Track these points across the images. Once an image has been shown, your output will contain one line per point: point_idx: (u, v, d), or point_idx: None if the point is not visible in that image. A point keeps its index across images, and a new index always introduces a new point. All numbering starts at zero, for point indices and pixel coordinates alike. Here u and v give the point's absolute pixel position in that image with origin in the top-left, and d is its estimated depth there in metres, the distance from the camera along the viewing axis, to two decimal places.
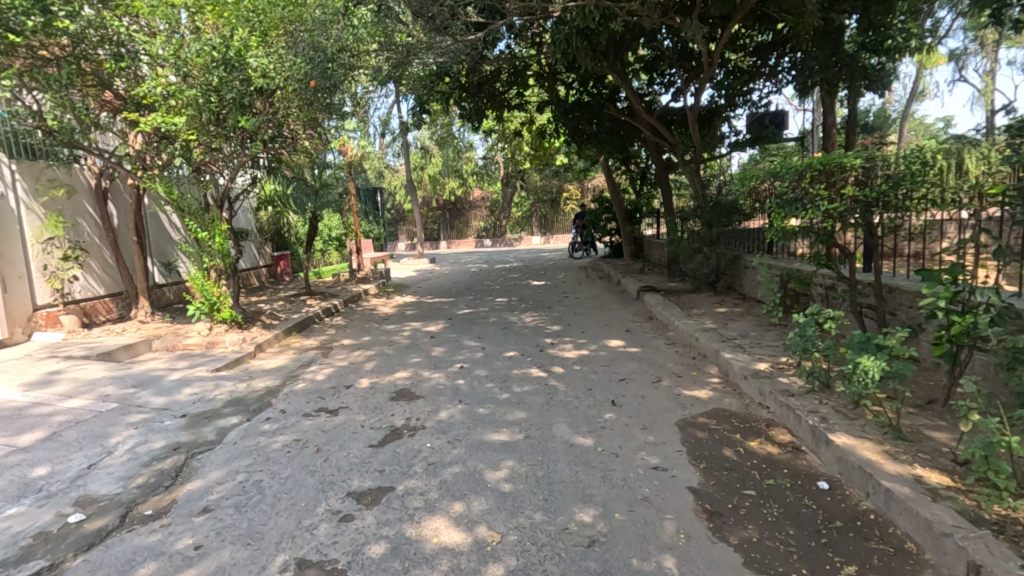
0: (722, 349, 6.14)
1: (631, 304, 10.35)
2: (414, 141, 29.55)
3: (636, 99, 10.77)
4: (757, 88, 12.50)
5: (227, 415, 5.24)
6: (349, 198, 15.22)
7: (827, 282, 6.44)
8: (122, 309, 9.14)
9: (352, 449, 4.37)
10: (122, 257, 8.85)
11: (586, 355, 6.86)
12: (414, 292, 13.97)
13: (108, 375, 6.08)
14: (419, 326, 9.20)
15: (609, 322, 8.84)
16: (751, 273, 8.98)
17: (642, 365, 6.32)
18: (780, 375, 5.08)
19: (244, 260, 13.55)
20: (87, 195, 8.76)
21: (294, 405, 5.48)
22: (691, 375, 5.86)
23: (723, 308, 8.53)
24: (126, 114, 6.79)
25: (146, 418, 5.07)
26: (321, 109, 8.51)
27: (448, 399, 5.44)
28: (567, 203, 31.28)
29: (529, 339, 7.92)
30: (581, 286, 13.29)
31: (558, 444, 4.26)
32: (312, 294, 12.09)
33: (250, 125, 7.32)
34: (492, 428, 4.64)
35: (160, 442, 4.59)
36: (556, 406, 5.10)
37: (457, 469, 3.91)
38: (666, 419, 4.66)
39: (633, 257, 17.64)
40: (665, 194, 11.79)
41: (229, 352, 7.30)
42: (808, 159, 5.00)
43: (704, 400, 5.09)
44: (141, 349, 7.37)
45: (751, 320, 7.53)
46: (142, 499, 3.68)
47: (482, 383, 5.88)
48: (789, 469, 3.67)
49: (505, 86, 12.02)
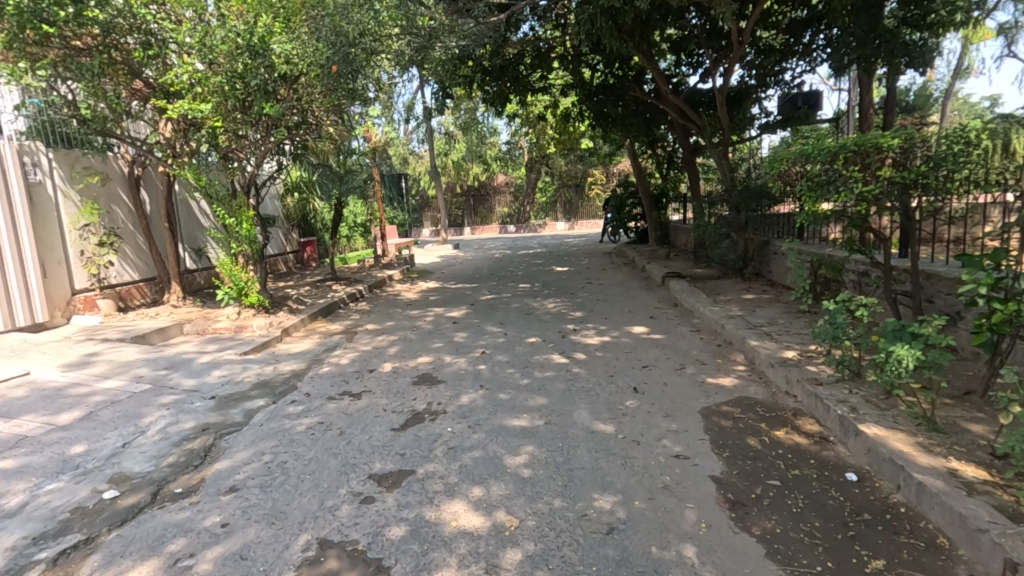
0: (748, 336, 6.01)
1: (656, 290, 10.20)
2: (438, 127, 29.55)
3: (663, 80, 10.49)
4: (790, 67, 12.06)
5: (254, 397, 5.36)
6: (373, 184, 15.33)
7: (859, 268, 6.22)
8: (155, 294, 9.42)
9: (374, 432, 4.43)
10: (154, 243, 9.10)
11: (609, 341, 6.80)
12: (437, 278, 14.03)
13: (142, 358, 6.28)
14: (441, 312, 9.25)
15: (632, 308, 8.74)
16: (780, 259, 8.74)
17: (666, 352, 6.24)
18: (809, 363, 4.95)
19: (271, 247, 13.78)
20: (121, 182, 9.00)
21: (318, 388, 5.58)
22: (715, 362, 5.76)
23: (751, 294, 8.34)
24: (154, 102, 6.89)
25: (176, 399, 5.22)
26: (344, 95, 8.54)
27: (469, 384, 5.47)
28: (592, 187, 30.95)
29: (551, 325, 7.90)
30: (605, 272, 13.16)
31: (578, 430, 4.24)
32: (337, 280, 12.25)
33: (274, 111, 7.37)
34: (513, 413, 4.64)
35: (190, 423, 4.73)
36: (576, 393, 5.07)
37: (476, 454, 3.92)
38: (689, 407, 4.59)
39: (660, 242, 17.31)
40: (693, 177, 11.52)
41: (257, 336, 7.46)
42: (843, 140, 4.79)
43: (729, 388, 4.99)
44: (173, 332, 7.59)
45: (779, 307, 7.33)
46: (172, 477, 3.81)
47: (503, 369, 5.89)
48: (816, 460, 3.58)
49: (529, 69, 11.87)
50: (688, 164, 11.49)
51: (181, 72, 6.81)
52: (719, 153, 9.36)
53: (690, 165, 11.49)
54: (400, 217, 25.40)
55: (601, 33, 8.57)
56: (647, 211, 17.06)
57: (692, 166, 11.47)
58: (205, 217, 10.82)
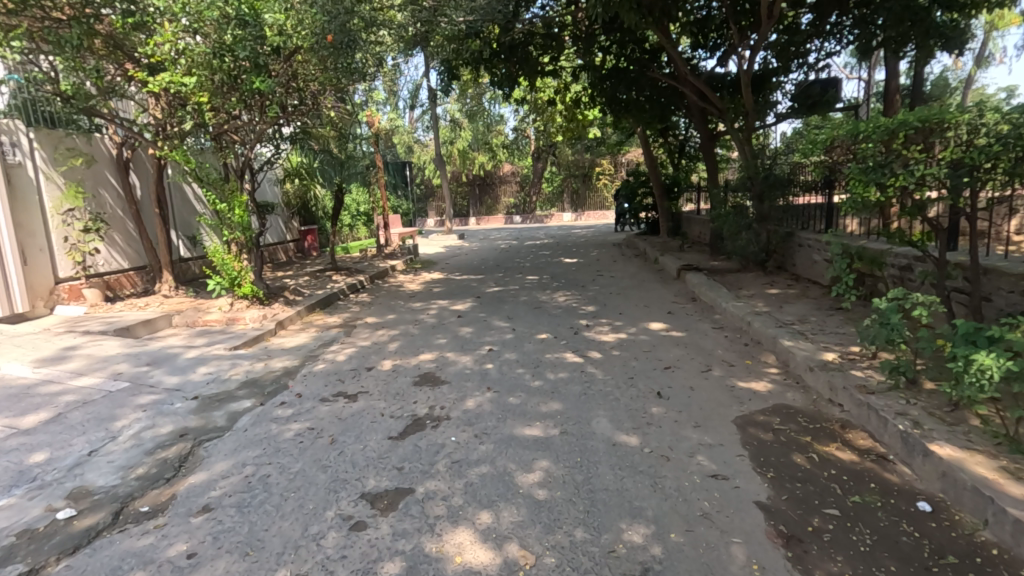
0: (780, 336, 5.50)
1: (671, 283, 9.68)
2: (443, 114, 29.00)
3: (681, 62, 9.91)
4: (814, 48, 11.41)
5: (240, 398, 4.91)
6: (376, 171, 14.85)
7: (902, 262, 5.69)
8: (146, 283, 9.01)
9: (370, 441, 3.96)
10: (144, 229, 8.67)
11: (626, 339, 6.31)
12: (442, 269, 13.56)
13: (123, 352, 5.84)
14: (445, 305, 8.78)
15: (648, 302, 8.24)
16: (807, 252, 8.22)
17: (689, 351, 5.75)
18: (854, 367, 4.44)
19: (269, 235, 13.34)
20: (108, 165, 8.55)
21: (311, 388, 5.12)
22: (745, 364, 5.26)
23: (775, 289, 7.82)
24: (134, 77, 6.38)
25: (156, 399, 4.77)
26: (339, 72, 8.02)
27: (475, 385, 4.99)
28: (600, 177, 30.41)
29: (563, 319, 7.41)
30: (616, 263, 12.65)
31: (598, 443, 3.76)
32: (338, 269, 11.80)
33: (266, 88, 6.86)
34: (524, 420, 4.16)
35: (166, 427, 4.27)
36: (593, 397, 4.60)
37: (484, 469, 3.45)
38: (722, 416, 4.10)
39: (671, 234, 16.77)
40: (710, 164, 10.94)
41: (250, 329, 7.01)
42: (899, 117, 4.21)
43: (764, 394, 4.50)
44: (161, 325, 7.16)
45: (809, 302, 6.82)
46: (139, 493, 3.35)
47: (512, 368, 5.41)
48: (877, 484, 3.09)
49: (539, 50, 11.32)
50: (706, 151, 10.89)
51: (163, 41, 6.30)
52: (743, 136, 8.74)
53: (707, 152, 10.89)
54: (404, 206, 24.88)
55: (618, 7, 8.01)
56: (659, 201, 16.54)
57: (710, 153, 10.87)
58: (198, 202, 10.29)
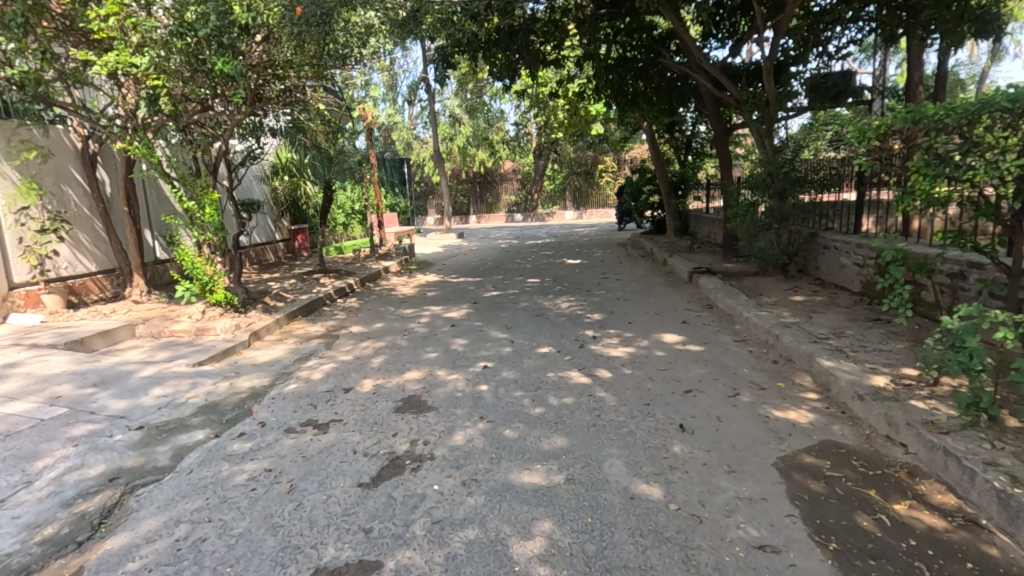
0: (816, 354, 4.81)
1: (683, 288, 8.97)
2: (443, 109, 28.27)
3: (694, 47, 9.14)
4: (835, 37, 10.62)
5: (193, 428, 4.23)
6: (370, 167, 14.49)
7: (956, 269, 4.97)
8: (117, 288, 8.35)
9: (335, 489, 3.27)
10: (112, 229, 8.00)
11: (638, 354, 5.62)
12: (438, 271, 12.85)
13: (70, 370, 5.16)
14: (439, 311, 8.09)
15: (660, 310, 7.54)
16: (834, 254, 7.50)
17: (711, 370, 5.05)
18: (913, 397, 3.76)
19: (256, 234, 12.67)
20: (72, 159, 7.89)
21: (277, 415, 4.44)
22: (777, 388, 4.57)
23: (800, 296, 7.12)
24: (79, 57, 5.63)
25: (93, 431, 4.09)
26: (316, 53, 7.27)
27: (466, 413, 4.30)
28: (603, 174, 29.69)
29: (567, 329, 6.71)
30: (622, 265, 11.94)
31: (613, 495, 3.08)
32: (326, 271, 11.10)
33: (233, 73, 6.12)
34: (523, 462, 3.49)
35: (96, 469, 3.59)
36: (605, 430, 3.90)
37: (471, 534, 2.77)
38: (760, 459, 3.41)
39: (679, 233, 16.04)
40: (723, 158, 10.21)
41: (220, 341, 6.32)
42: (983, 97, 3.48)
43: (806, 428, 3.81)
44: (122, 335, 6.48)
45: (842, 313, 6.12)
46: (38, 565, 2.68)
47: (509, 391, 4.72)
48: (975, 563, 2.41)
49: (541, 37, 10.63)
50: (718, 143, 10.17)
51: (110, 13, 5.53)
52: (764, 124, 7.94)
53: (721, 144, 10.16)
54: (402, 204, 24.15)
55: None
56: (667, 199, 15.89)
57: (723, 146, 10.16)
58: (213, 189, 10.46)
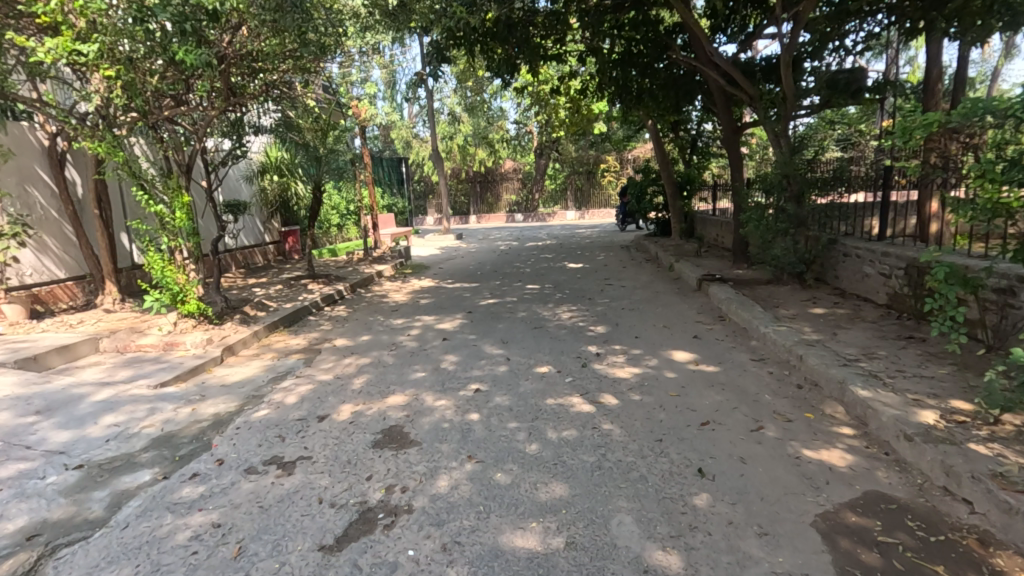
0: (848, 380, 4.28)
1: (691, 297, 8.44)
2: (442, 107, 27.77)
3: (705, 40, 8.54)
4: (853, 29, 9.97)
5: (141, 466, 3.71)
6: (363, 167, 14.03)
7: (1007, 284, 4.42)
8: (89, 295, 7.86)
9: (291, 555, 2.74)
10: (82, 233, 7.50)
11: (646, 376, 5.09)
12: (433, 275, 12.32)
13: (14, 393, 4.65)
14: (430, 322, 7.55)
15: (668, 322, 7.00)
16: (856, 263, 6.97)
17: (729, 397, 4.52)
18: (972, 440, 3.23)
19: (243, 237, 12.19)
20: (39, 159, 7.41)
21: (238, 450, 3.91)
22: (805, 420, 4.04)
23: (821, 308, 6.58)
24: (20, 44, 5.02)
25: (23, 471, 3.57)
26: (292, 41, 6.70)
27: (453, 450, 3.78)
28: (605, 174, 29.15)
29: (569, 345, 6.18)
30: (625, 270, 11.41)
31: (622, 568, 2.55)
32: (314, 276, 10.56)
33: (197, 63, 5.58)
34: (515, 518, 2.96)
35: (16, 522, 3.07)
36: (611, 475, 3.37)
37: None
38: (797, 517, 2.89)
39: (684, 235, 15.52)
40: (734, 159, 9.63)
41: (189, 357, 5.81)
42: None
43: (845, 474, 3.28)
44: (85, 350, 5.97)
45: (869, 329, 5.59)
46: None
47: (503, 422, 4.20)
48: None
49: (541, 30, 10.12)
50: (729, 143, 9.59)
51: None
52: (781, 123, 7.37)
53: (732, 144, 9.58)
54: (400, 204, 23.63)
55: None
56: (671, 200, 15.35)
57: (735, 146, 9.57)
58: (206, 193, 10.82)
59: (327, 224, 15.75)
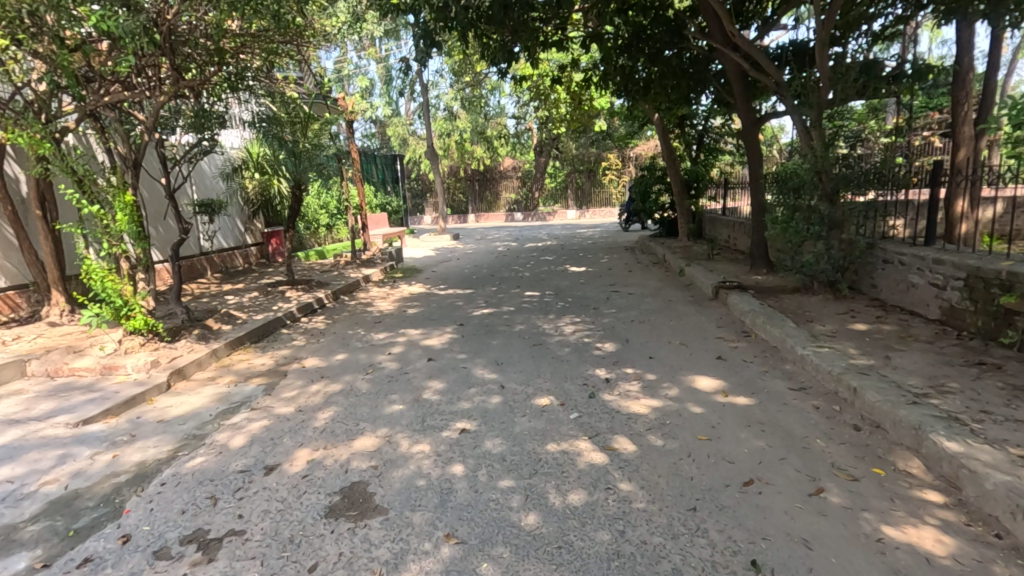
0: (925, 423, 3.42)
1: (708, 307, 7.58)
2: (439, 103, 26.96)
3: (727, 21, 7.61)
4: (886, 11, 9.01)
5: (20, 546, 2.86)
6: (352, 164, 13.22)
7: None
8: (34, 306, 7.01)
9: None
10: (22, 237, 6.64)
11: (668, 411, 4.23)
12: (424, 280, 11.49)
13: None
14: (415, 337, 6.71)
15: (686, 339, 6.15)
16: (900, 270, 6.11)
17: (773, 443, 3.66)
18: None
19: (220, 238, 11.34)
20: None
21: (154, 521, 3.05)
22: (876, 478, 3.18)
23: (863, 323, 5.73)
24: None
25: None
26: (246, 15, 5.79)
27: (427, 523, 2.93)
28: (606, 172, 28.29)
29: (573, 367, 5.32)
30: (632, 275, 10.54)
31: None
32: (294, 281, 9.72)
33: (118, 31, 4.68)
34: None
35: None
36: (635, 568, 2.53)
37: None
38: None
39: (692, 236, 14.70)
40: (753, 154, 8.80)
41: (128, 384, 4.95)
42: None
43: (951, 571, 2.43)
44: (9, 374, 5.12)
45: (929, 352, 4.73)
46: None
47: (494, 478, 3.35)
48: None
49: (541, 12, 9.28)
50: (746, 136, 8.74)
51: None
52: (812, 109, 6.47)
53: (750, 137, 8.73)
54: (396, 203, 22.78)
55: None
56: (679, 199, 14.73)
57: (754, 140, 8.72)
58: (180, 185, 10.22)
59: (316, 224, 14.99)
